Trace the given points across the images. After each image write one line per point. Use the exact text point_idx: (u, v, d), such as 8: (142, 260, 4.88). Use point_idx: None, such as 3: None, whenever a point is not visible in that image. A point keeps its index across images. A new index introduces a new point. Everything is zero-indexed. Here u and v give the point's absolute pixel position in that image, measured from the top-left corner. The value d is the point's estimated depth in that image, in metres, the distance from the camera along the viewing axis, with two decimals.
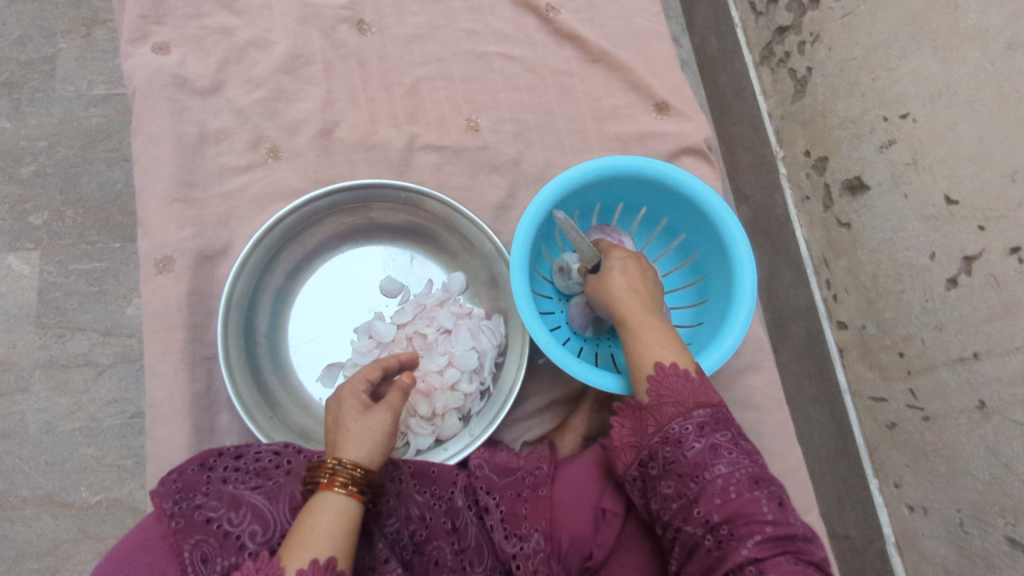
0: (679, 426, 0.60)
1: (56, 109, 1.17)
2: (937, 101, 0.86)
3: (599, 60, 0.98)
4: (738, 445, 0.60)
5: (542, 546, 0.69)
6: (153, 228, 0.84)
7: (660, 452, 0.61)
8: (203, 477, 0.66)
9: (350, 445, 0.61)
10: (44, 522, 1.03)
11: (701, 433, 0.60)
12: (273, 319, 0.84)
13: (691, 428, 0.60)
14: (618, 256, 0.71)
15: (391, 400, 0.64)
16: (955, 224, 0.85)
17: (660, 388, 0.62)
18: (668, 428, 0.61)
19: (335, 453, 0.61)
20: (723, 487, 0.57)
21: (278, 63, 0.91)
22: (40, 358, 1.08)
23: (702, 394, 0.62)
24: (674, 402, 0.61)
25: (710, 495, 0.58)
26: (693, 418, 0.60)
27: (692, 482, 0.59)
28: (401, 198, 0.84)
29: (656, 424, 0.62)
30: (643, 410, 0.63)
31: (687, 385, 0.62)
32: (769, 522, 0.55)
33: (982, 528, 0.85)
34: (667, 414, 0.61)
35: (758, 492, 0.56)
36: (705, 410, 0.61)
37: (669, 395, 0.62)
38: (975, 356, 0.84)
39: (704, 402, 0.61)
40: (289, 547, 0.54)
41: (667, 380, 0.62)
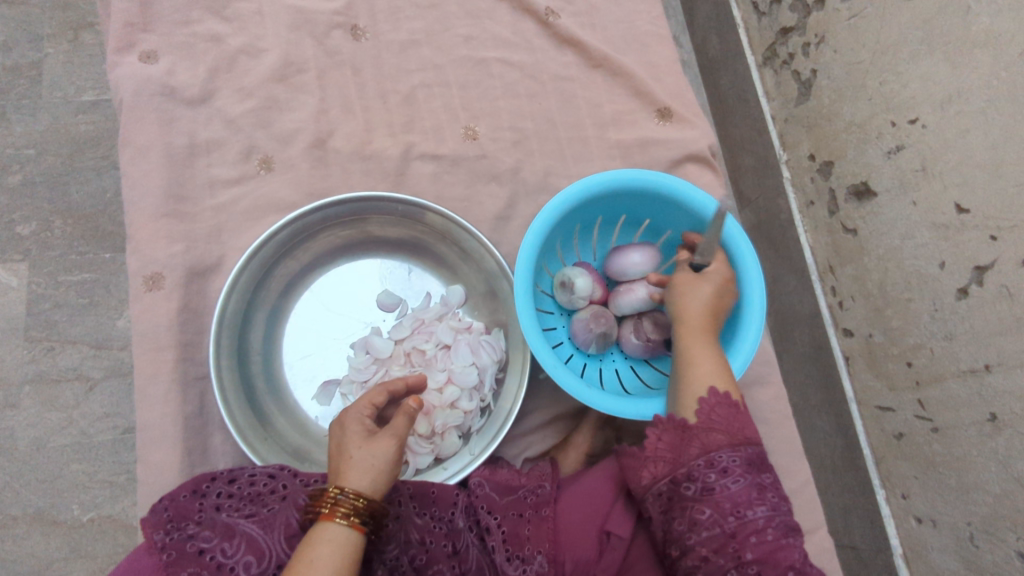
0: (728, 455, 0.58)
1: (43, 116, 1.14)
2: (948, 107, 0.84)
3: (600, 65, 0.95)
4: (776, 489, 0.59)
5: (547, 569, 0.67)
6: (142, 244, 0.82)
7: (701, 477, 0.58)
8: (196, 504, 0.63)
9: (353, 473, 0.58)
10: (35, 541, 1.01)
11: (747, 469, 0.58)
12: (267, 336, 0.82)
13: (738, 461, 0.58)
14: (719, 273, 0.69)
15: (396, 426, 0.61)
16: (966, 233, 0.83)
17: (712, 412, 0.60)
18: (715, 454, 0.58)
19: (337, 481, 0.58)
20: (763, 528, 0.56)
21: (270, 71, 0.88)
22: (29, 373, 1.06)
23: (750, 430, 0.61)
24: (724, 431, 0.59)
25: (748, 533, 0.56)
26: (743, 452, 0.59)
27: (732, 516, 0.56)
28: (399, 211, 0.82)
29: (701, 446, 0.59)
30: (688, 430, 0.60)
31: (736, 417, 0.60)
32: (799, 572, 0.55)
33: (992, 543, 0.83)
34: (717, 440, 0.59)
35: (794, 541, 0.56)
36: (753, 447, 0.60)
37: (721, 421, 0.60)
38: (985, 368, 0.82)
39: (752, 439, 0.60)
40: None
41: (721, 408, 0.60)
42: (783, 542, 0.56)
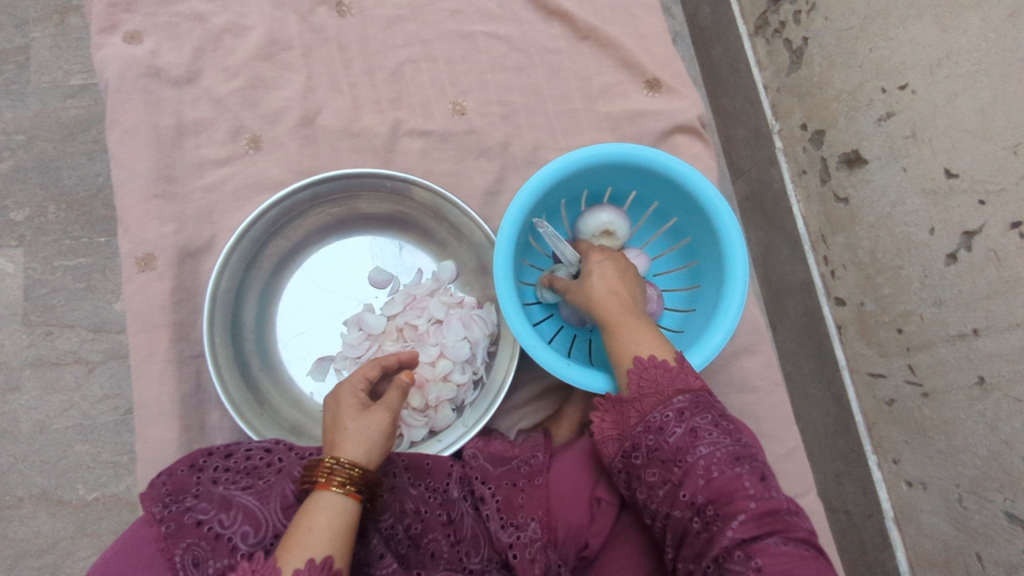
0: (660, 414, 0.59)
1: (32, 101, 1.14)
2: (937, 71, 0.84)
3: (588, 37, 0.95)
4: (721, 426, 0.58)
5: (539, 535, 0.67)
6: (133, 225, 0.82)
7: (643, 441, 0.60)
8: (193, 478, 0.64)
9: (349, 444, 0.60)
10: (42, 520, 1.03)
11: (681, 418, 0.58)
12: (260, 315, 0.82)
13: (672, 415, 0.59)
14: (596, 259, 0.69)
15: (389, 400, 0.63)
16: (955, 198, 0.83)
17: (640, 378, 0.60)
18: (649, 417, 0.60)
19: (332, 452, 0.60)
20: (706, 468, 0.56)
21: (256, 49, 0.88)
22: (29, 357, 1.07)
23: (682, 379, 0.60)
24: (654, 392, 0.60)
25: (694, 478, 0.56)
26: (674, 405, 0.59)
27: (676, 467, 0.57)
28: (386, 186, 0.82)
29: (638, 414, 0.61)
30: (624, 403, 0.62)
31: (665, 372, 0.60)
32: (752, 501, 0.53)
33: (980, 504, 0.84)
34: (648, 403, 0.60)
35: (740, 470, 0.55)
36: (685, 396, 0.59)
37: (649, 384, 0.60)
38: (974, 333, 0.83)
39: (683, 388, 0.60)
40: (287, 545, 0.53)
41: (646, 370, 0.61)
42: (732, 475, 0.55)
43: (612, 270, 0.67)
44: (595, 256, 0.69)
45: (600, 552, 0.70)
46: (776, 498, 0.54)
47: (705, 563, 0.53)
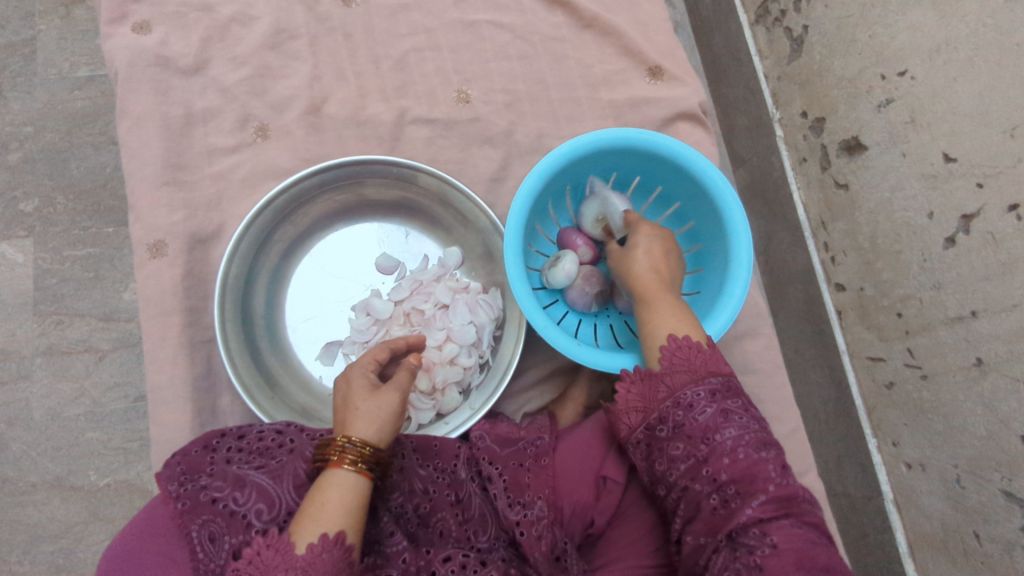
0: (691, 391, 0.59)
1: (39, 93, 1.15)
2: (936, 57, 0.85)
3: (590, 25, 0.96)
4: (748, 412, 0.60)
5: (546, 513, 0.68)
6: (144, 213, 0.84)
7: (670, 416, 0.60)
8: (208, 458, 0.66)
9: (360, 423, 0.61)
10: (55, 506, 1.04)
11: (712, 398, 0.59)
12: (270, 300, 0.84)
13: (702, 394, 0.59)
14: (645, 234, 0.72)
15: (399, 380, 0.64)
16: (953, 181, 0.84)
17: (673, 356, 0.62)
18: (680, 393, 0.60)
19: (344, 431, 0.61)
20: (733, 449, 0.57)
21: (262, 39, 0.89)
22: (40, 345, 1.08)
23: (714, 362, 0.62)
24: (685, 370, 0.61)
25: (719, 456, 0.57)
26: (705, 384, 0.60)
27: (702, 444, 0.58)
28: (393, 173, 0.83)
29: (667, 389, 0.61)
30: (653, 377, 0.62)
31: (698, 354, 0.62)
32: (776, 486, 0.55)
33: (978, 483, 0.86)
34: (679, 380, 0.61)
35: (766, 454, 0.57)
36: (716, 377, 0.60)
37: (681, 362, 0.61)
38: (972, 315, 0.84)
39: (715, 370, 0.61)
40: (302, 520, 0.55)
41: (680, 348, 0.62)
42: (756, 458, 0.57)
43: (656, 247, 0.71)
44: (644, 229, 0.73)
45: (606, 528, 0.72)
46: (793, 486, 0.56)
47: (718, 538, 0.55)
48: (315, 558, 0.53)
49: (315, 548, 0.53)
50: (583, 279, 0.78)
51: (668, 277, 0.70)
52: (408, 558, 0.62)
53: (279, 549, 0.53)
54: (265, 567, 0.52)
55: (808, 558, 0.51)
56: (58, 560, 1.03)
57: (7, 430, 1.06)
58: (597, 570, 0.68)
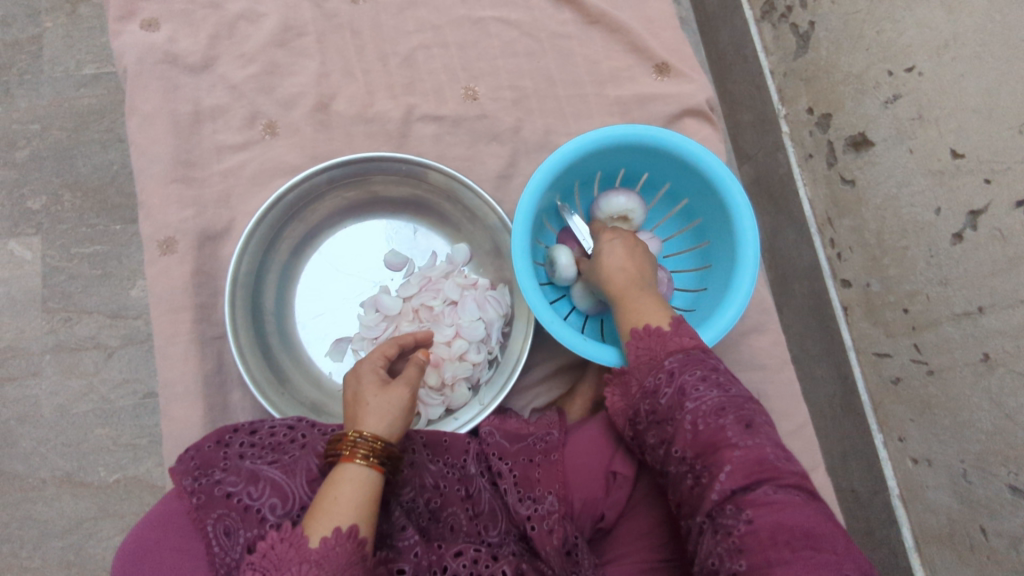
0: (653, 379, 0.60)
1: (46, 90, 1.15)
2: (944, 53, 0.85)
3: (597, 22, 0.96)
4: (711, 380, 0.57)
5: (557, 507, 0.69)
6: (154, 209, 0.84)
7: (643, 407, 0.61)
8: (221, 453, 0.66)
9: (370, 419, 0.61)
10: (65, 502, 1.05)
11: (671, 379, 0.59)
12: (280, 296, 0.84)
13: (663, 377, 0.60)
14: (607, 239, 0.73)
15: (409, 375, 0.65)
16: (961, 177, 0.85)
17: (636, 348, 0.63)
18: (646, 384, 0.61)
19: (355, 426, 0.62)
20: (692, 423, 0.56)
21: (271, 36, 0.89)
22: (49, 342, 1.09)
23: (672, 342, 0.62)
24: (649, 359, 0.62)
25: (682, 434, 0.56)
26: (664, 367, 0.60)
27: (669, 426, 0.58)
28: (401, 170, 0.83)
29: (638, 383, 0.63)
30: (626, 375, 0.64)
31: (657, 337, 0.62)
32: (737, 449, 0.52)
33: (985, 477, 0.86)
34: (643, 372, 0.62)
35: (724, 419, 0.54)
36: (674, 356, 0.60)
37: (644, 352, 0.63)
38: (979, 311, 0.85)
39: (675, 349, 0.61)
40: (315, 514, 0.55)
41: (642, 340, 0.63)
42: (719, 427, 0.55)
43: (622, 247, 0.71)
44: (607, 235, 0.74)
45: (616, 523, 0.72)
46: (762, 444, 0.53)
47: (699, 518, 0.54)
48: (328, 551, 0.53)
49: (328, 542, 0.53)
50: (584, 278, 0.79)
51: (639, 272, 0.69)
52: (420, 552, 0.63)
53: (293, 543, 0.53)
54: (279, 561, 0.52)
55: (780, 526, 0.48)
56: (68, 556, 1.04)
57: (17, 426, 1.07)
58: (607, 564, 0.69)
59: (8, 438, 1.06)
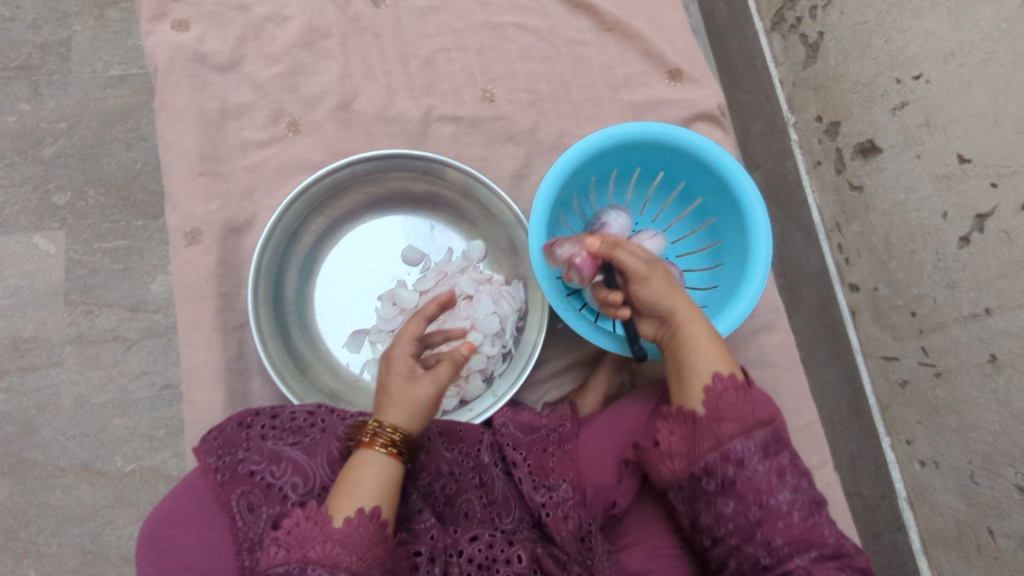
0: (742, 445, 0.58)
1: (74, 91, 1.18)
2: (951, 61, 0.87)
3: (612, 29, 0.98)
4: (797, 466, 0.59)
5: (571, 495, 0.71)
6: (181, 201, 0.87)
7: (720, 469, 0.58)
8: (243, 434, 0.69)
9: (392, 410, 0.62)
10: (83, 490, 1.07)
11: (764, 455, 0.58)
12: (301, 287, 0.87)
13: (753, 449, 0.58)
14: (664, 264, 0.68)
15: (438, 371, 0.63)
16: (967, 182, 0.86)
17: (720, 400, 0.60)
18: (730, 446, 0.58)
19: (377, 413, 0.63)
20: (787, 513, 0.56)
21: (296, 37, 0.92)
22: (70, 334, 1.11)
23: (762, 410, 0.60)
24: (735, 418, 0.59)
25: (775, 521, 0.56)
26: (756, 438, 0.58)
27: (755, 507, 0.57)
28: (420, 167, 0.85)
29: (715, 440, 0.59)
30: (701, 426, 0.60)
31: (746, 400, 0.60)
32: (831, 551, 0.55)
33: (992, 478, 0.87)
34: (728, 431, 0.58)
35: (820, 518, 0.57)
36: (766, 428, 0.59)
37: (730, 411, 0.59)
38: (986, 312, 0.86)
39: (765, 419, 0.59)
40: (339, 497, 0.58)
41: (730, 395, 0.60)
42: (810, 521, 0.57)
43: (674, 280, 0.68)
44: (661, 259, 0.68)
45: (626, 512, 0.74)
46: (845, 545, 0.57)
47: None
48: (352, 530, 0.55)
49: (351, 521, 0.55)
50: None
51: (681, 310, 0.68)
52: (436, 534, 0.64)
53: (318, 521, 0.55)
54: (303, 538, 0.54)
55: None
56: (84, 543, 1.06)
57: (37, 415, 1.09)
58: (619, 550, 0.71)
59: (29, 426, 1.08)
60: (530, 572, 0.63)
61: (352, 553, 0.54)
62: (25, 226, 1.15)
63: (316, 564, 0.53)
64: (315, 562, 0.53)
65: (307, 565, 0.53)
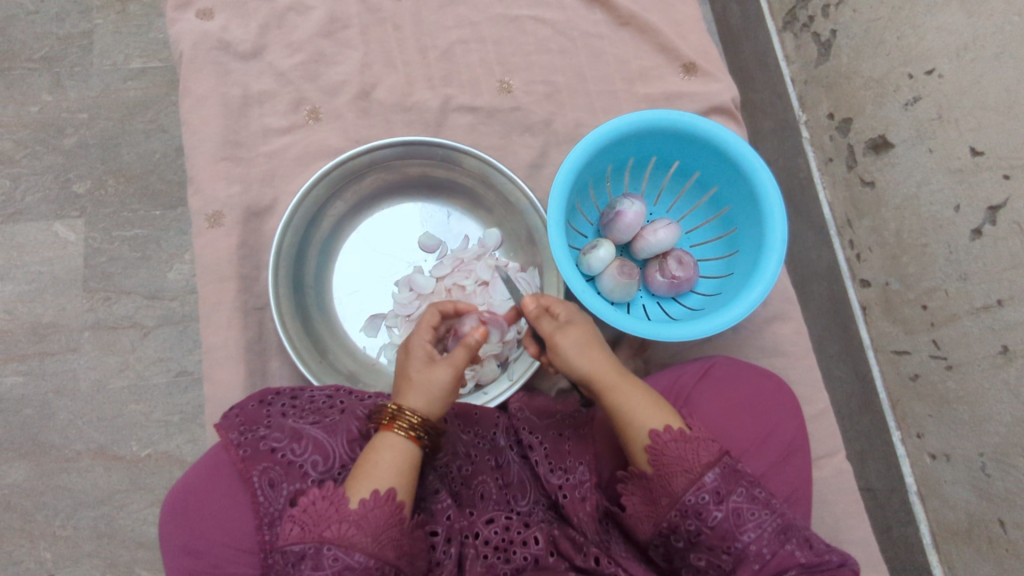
0: (695, 498, 0.57)
1: (95, 82, 1.20)
2: (964, 55, 0.88)
3: (628, 23, 1.00)
4: (755, 497, 0.58)
5: (589, 477, 0.69)
6: (203, 184, 0.89)
7: (683, 526, 0.58)
8: (263, 411, 0.69)
9: (411, 393, 0.64)
10: (98, 473, 1.08)
11: (719, 500, 0.57)
12: (319, 271, 0.88)
13: (707, 497, 0.57)
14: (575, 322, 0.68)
15: (455, 355, 0.65)
16: (980, 174, 0.87)
17: (665, 455, 0.59)
18: (684, 501, 0.57)
19: (398, 399, 0.65)
20: (757, 552, 0.56)
21: (318, 27, 0.94)
22: (88, 320, 1.12)
23: (706, 451, 0.59)
24: (682, 470, 0.58)
25: (747, 564, 0.56)
26: (707, 485, 0.57)
27: (725, 554, 0.57)
28: (438, 155, 0.86)
29: (669, 497, 0.58)
30: (654, 487, 0.60)
31: (688, 448, 0.59)
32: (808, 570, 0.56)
33: (1004, 470, 0.87)
34: (679, 486, 0.58)
35: (790, 545, 0.57)
36: (714, 471, 0.58)
37: (676, 462, 0.59)
38: (998, 304, 0.87)
39: (711, 462, 0.58)
40: (356, 481, 0.59)
41: (673, 448, 0.59)
42: (782, 550, 0.57)
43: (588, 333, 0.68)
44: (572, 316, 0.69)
45: None
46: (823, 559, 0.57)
47: None
48: (367, 511, 0.56)
49: (367, 503, 0.56)
50: (617, 267, 0.80)
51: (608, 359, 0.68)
52: (452, 515, 0.65)
53: (333, 501, 0.56)
54: (318, 517, 0.55)
55: None
56: (99, 526, 1.07)
57: (55, 399, 1.10)
58: None
59: (46, 410, 1.10)
60: (547, 554, 0.63)
61: (367, 535, 0.55)
62: (46, 214, 1.16)
63: (332, 544, 0.54)
64: (331, 541, 0.54)
65: (323, 545, 0.54)
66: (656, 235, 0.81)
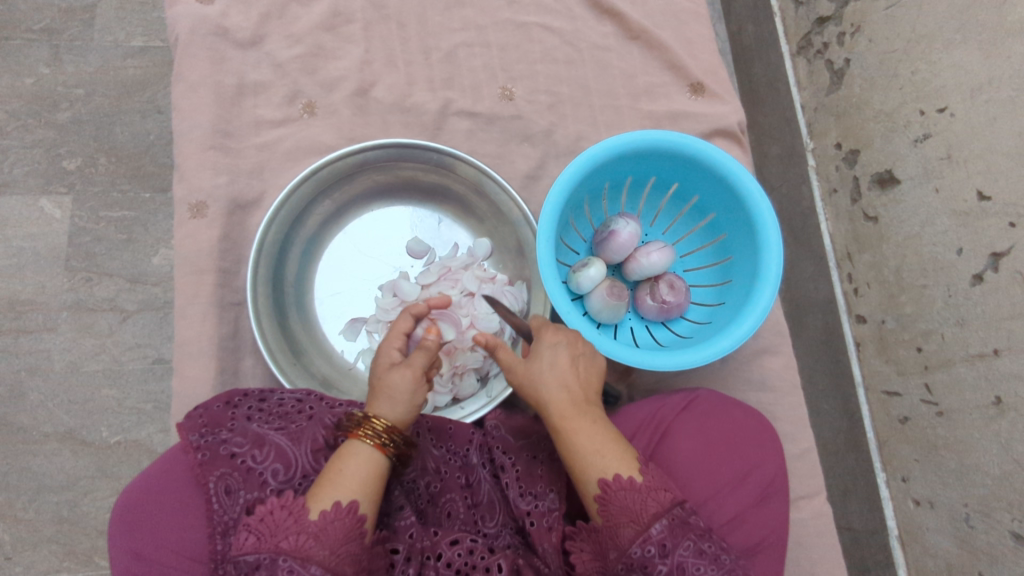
0: (640, 551, 0.55)
1: (94, 59, 1.17)
2: (977, 95, 0.85)
3: (638, 38, 0.97)
4: (704, 551, 0.56)
5: (558, 506, 0.68)
6: (189, 173, 0.87)
7: None
8: (229, 413, 0.66)
9: (380, 402, 0.61)
10: (65, 458, 1.06)
11: (665, 553, 0.55)
12: (301, 271, 0.86)
13: (653, 550, 0.55)
14: (547, 341, 0.64)
15: (414, 359, 0.62)
16: (985, 219, 0.85)
17: (612, 501, 0.57)
18: (629, 554, 0.56)
19: (368, 407, 0.62)
20: None
21: (320, 20, 0.92)
22: (67, 300, 1.10)
23: (654, 502, 0.57)
24: (628, 521, 0.56)
25: None
26: (652, 538, 0.55)
27: None
28: (432, 160, 0.84)
29: (616, 549, 0.57)
30: (602, 536, 0.58)
31: (638, 496, 0.57)
32: None
33: (987, 523, 0.85)
34: (625, 538, 0.56)
35: None
36: (661, 523, 0.56)
37: (621, 512, 0.57)
38: (994, 353, 0.85)
39: (658, 512, 0.56)
40: (318, 490, 0.56)
41: (616, 495, 0.57)
42: None
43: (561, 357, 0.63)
44: (546, 334, 0.64)
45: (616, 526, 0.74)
46: None
47: None
48: (326, 524, 0.53)
49: (327, 514, 0.53)
50: (607, 288, 0.78)
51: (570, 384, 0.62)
52: (415, 533, 0.63)
53: (293, 512, 0.53)
54: (276, 527, 0.52)
55: None
56: (61, 512, 1.05)
57: (27, 378, 1.08)
58: None
59: (17, 389, 1.07)
60: None
61: (325, 548, 0.52)
62: (32, 188, 1.14)
63: (288, 556, 0.51)
64: (287, 553, 0.52)
65: (279, 556, 0.52)
66: (649, 258, 0.78)
